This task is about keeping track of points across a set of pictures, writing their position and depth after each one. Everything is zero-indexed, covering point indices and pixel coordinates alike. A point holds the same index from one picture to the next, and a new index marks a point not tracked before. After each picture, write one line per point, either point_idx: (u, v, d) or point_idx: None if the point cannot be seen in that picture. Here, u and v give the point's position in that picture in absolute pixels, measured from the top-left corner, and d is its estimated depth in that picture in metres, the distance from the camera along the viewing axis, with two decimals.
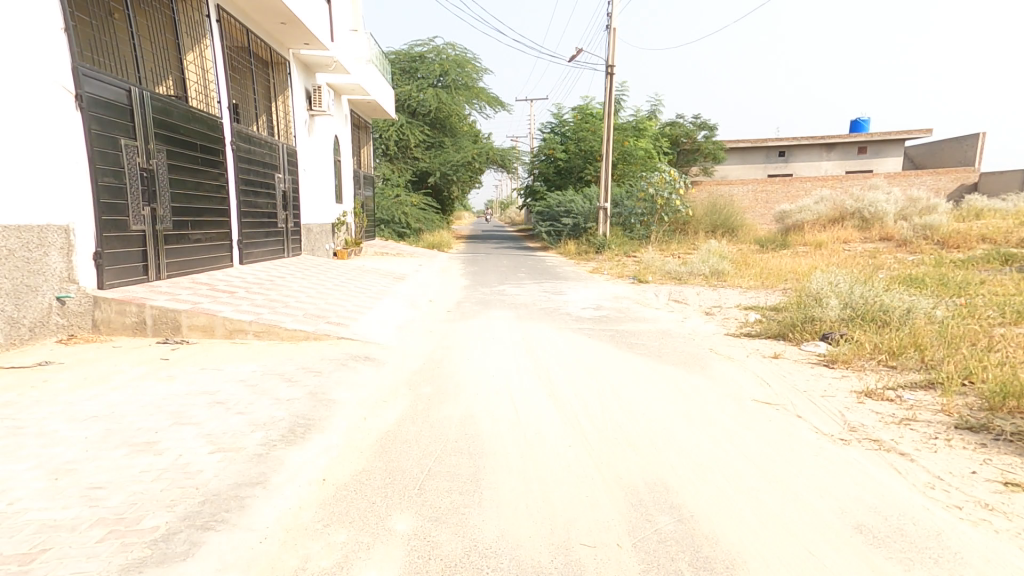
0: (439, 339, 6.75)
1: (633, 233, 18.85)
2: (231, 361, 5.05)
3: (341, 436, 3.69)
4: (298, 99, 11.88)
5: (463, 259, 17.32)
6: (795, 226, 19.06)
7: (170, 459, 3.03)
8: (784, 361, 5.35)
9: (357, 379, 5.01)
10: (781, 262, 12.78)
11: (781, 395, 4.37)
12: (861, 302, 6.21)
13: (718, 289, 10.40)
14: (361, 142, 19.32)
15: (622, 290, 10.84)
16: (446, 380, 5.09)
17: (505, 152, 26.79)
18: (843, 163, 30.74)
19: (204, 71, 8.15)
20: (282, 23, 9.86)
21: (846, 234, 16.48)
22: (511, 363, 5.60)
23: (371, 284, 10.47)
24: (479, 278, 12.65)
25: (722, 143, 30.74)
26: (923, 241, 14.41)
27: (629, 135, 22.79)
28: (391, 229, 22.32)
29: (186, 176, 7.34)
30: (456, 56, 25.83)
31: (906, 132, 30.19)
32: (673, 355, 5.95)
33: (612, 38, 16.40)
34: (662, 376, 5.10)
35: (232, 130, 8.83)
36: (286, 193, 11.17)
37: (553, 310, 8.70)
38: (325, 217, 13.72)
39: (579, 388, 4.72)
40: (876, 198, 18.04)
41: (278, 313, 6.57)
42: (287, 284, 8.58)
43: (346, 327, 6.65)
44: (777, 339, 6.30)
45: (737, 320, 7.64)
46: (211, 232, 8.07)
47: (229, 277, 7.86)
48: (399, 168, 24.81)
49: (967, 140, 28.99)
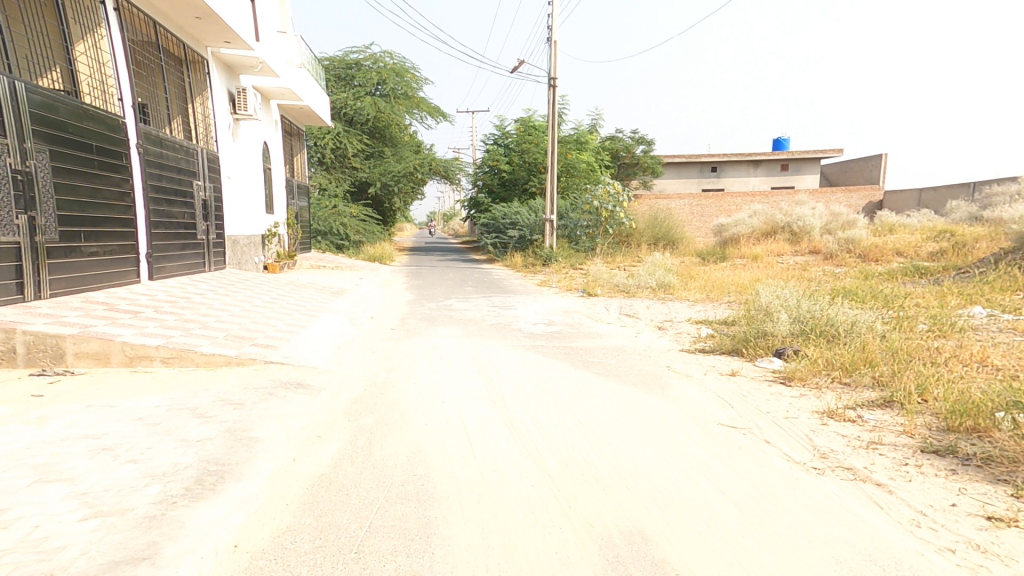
0: (383, 360, 6.18)
1: (578, 245, 18.94)
2: (127, 394, 4.28)
3: (263, 484, 3.07)
4: (219, 101, 10.97)
5: (408, 271, 16.67)
6: (732, 238, 19.76)
7: (22, 533, 2.36)
8: (742, 380, 5.24)
9: (286, 410, 4.37)
10: (723, 274, 13.09)
11: (746, 418, 4.20)
12: (809, 317, 6.26)
13: (666, 301, 10.42)
14: (294, 149, 18.28)
15: (572, 304, 10.65)
16: (391, 408, 4.58)
17: (448, 163, 26.19)
18: (770, 180, 32.56)
19: (101, 65, 7.27)
20: (197, 18, 9.03)
21: (779, 248, 17.25)
22: (462, 387, 5.17)
23: (306, 300, 9.70)
24: (425, 292, 12.10)
25: (659, 159, 31.77)
26: (847, 254, 15.26)
27: (571, 148, 23.01)
28: (328, 240, 21.26)
29: (79, 181, 6.46)
30: (394, 64, 25.22)
31: (823, 152, 32.42)
32: (631, 374, 5.73)
33: (553, 51, 16.43)
34: (623, 397, 4.86)
35: (140, 131, 7.93)
36: (207, 202, 10.21)
37: (504, 326, 8.32)
38: (255, 228, 12.72)
39: (538, 414, 4.38)
40: (803, 213, 19.09)
41: (192, 335, 5.78)
42: (208, 301, 7.72)
43: (275, 349, 5.96)
44: (731, 355, 6.22)
45: (690, 335, 7.56)
46: (111, 244, 7.13)
47: (136, 296, 6.94)
48: (336, 178, 23.80)
49: (872, 161, 31.43)
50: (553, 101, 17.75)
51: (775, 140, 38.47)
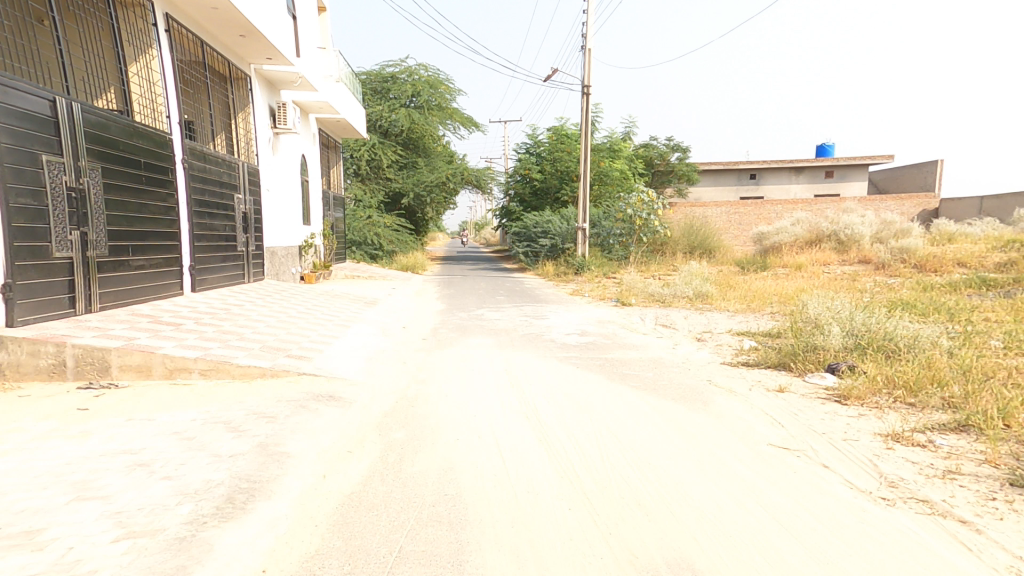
0: (414, 372, 6.11)
1: (611, 254, 18.64)
2: (165, 407, 4.32)
3: (292, 503, 2.99)
4: (260, 116, 11.26)
5: (440, 281, 16.73)
6: (773, 247, 19.16)
7: (55, 555, 2.33)
8: (791, 397, 4.94)
9: (317, 424, 4.33)
10: (765, 284, 12.59)
11: (799, 438, 3.93)
12: (864, 331, 5.90)
13: (705, 312, 10.07)
14: (331, 161, 18.68)
15: (606, 313, 10.41)
16: (421, 423, 4.48)
17: (480, 173, 26.41)
18: (812, 186, 31.45)
19: (151, 84, 7.50)
20: (240, 35, 9.28)
21: (825, 257, 16.55)
22: (494, 400, 5.03)
23: (340, 310, 9.78)
24: (456, 302, 12.07)
25: (695, 166, 31.15)
26: (901, 264, 14.51)
27: (604, 156, 22.75)
28: (363, 250, 21.64)
29: (128, 197, 6.66)
30: (428, 76, 25.56)
31: (871, 157, 31.12)
32: (670, 388, 5.48)
33: (587, 59, 16.28)
34: (662, 413, 4.63)
35: (185, 146, 8.17)
36: (247, 214, 10.46)
37: (536, 337, 8.16)
38: (292, 239, 12.99)
39: (573, 430, 4.20)
40: (851, 220, 18.30)
41: (229, 346, 5.85)
42: (245, 312, 7.85)
43: (308, 361, 5.97)
44: (778, 370, 5.89)
45: (732, 347, 7.23)
46: (156, 257, 7.32)
47: (178, 307, 7.10)
48: (371, 189, 24.21)
49: (927, 166, 29.96)
50: (587, 110, 17.60)
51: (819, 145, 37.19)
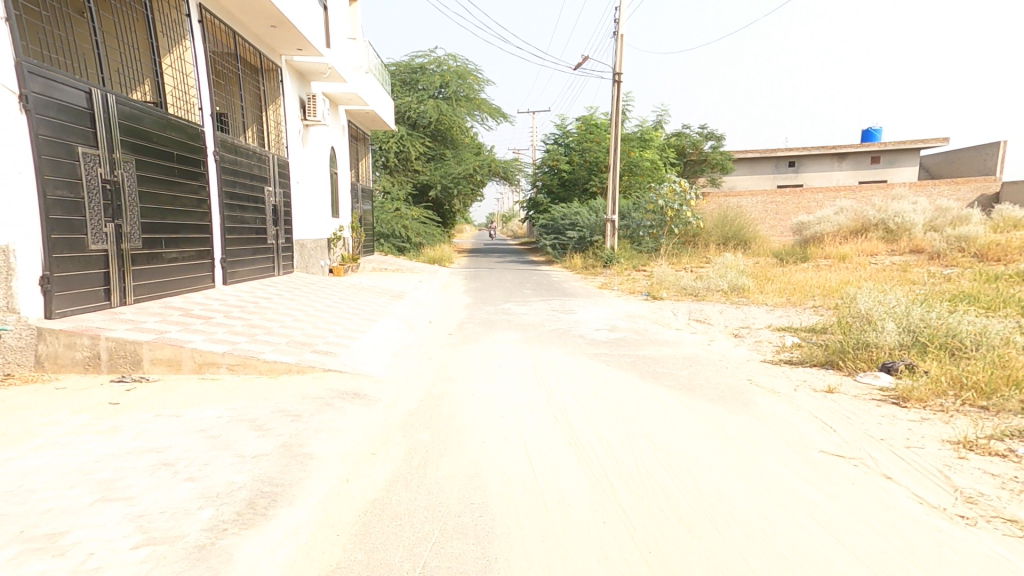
0: (440, 369, 6.00)
1: (641, 246, 18.24)
2: (193, 403, 4.30)
3: (314, 510, 2.90)
4: (291, 108, 11.30)
5: (467, 274, 16.66)
6: (815, 237, 18.40)
7: (76, 561, 2.28)
8: (842, 399, 4.62)
9: (341, 423, 4.25)
10: (806, 276, 12.06)
11: (855, 445, 3.65)
12: (923, 327, 5.52)
13: (741, 306, 9.67)
14: (360, 153, 18.73)
15: (636, 308, 10.13)
16: (446, 424, 4.36)
17: (508, 164, 26.18)
18: (856, 173, 30.10)
19: (184, 76, 7.54)
20: (272, 26, 9.27)
21: (872, 247, 15.77)
22: (522, 400, 4.88)
23: (367, 303, 9.77)
24: (484, 295, 11.95)
25: (730, 154, 30.21)
26: (959, 253, 13.70)
27: (635, 146, 22.22)
28: (391, 243, 21.75)
29: (160, 189, 6.70)
30: (457, 67, 25.39)
31: (921, 141, 29.56)
32: (707, 387, 5.23)
33: (620, 45, 15.83)
34: (700, 416, 4.39)
35: (217, 139, 8.21)
36: (277, 207, 10.52)
37: (564, 332, 7.96)
38: (321, 232, 13.07)
39: (606, 434, 4.03)
40: (901, 208, 17.39)
41: (257, 341, 5.84)
42: (275, 305, 7.88)
43: (335, 357, 5.93)
44: (825, 369, 5.56)
45: (773, 344, 6.88)
46: (189, 250, 7.39)
47: (209, 301, 7.17)
48: (399, 181, 24.28)
49: (987, 149, 28.27)
50: (619, 97, 17.15)
51: (863, 130, 35.53)
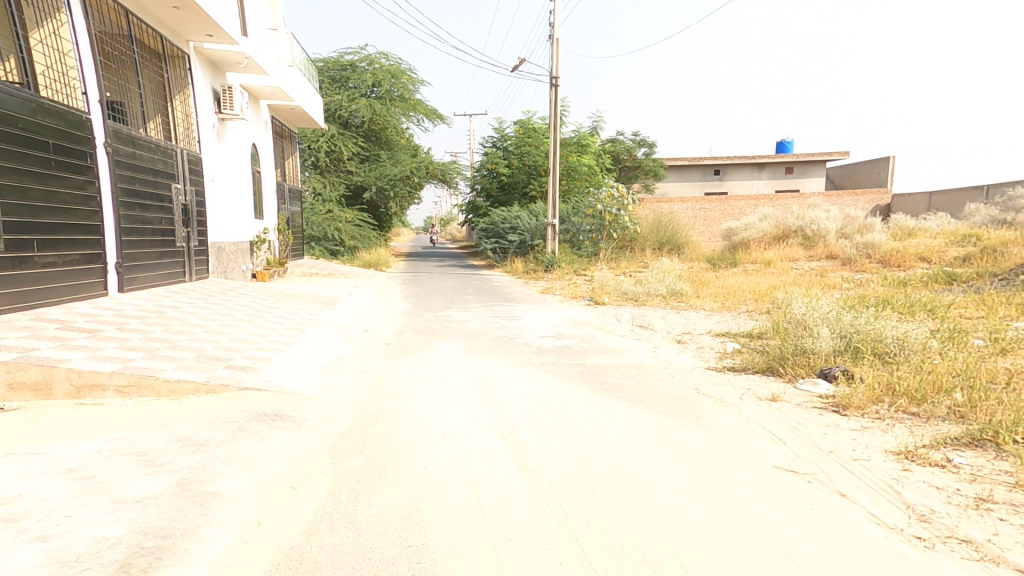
0: (375, 383, 5.48)
1: (581, 250, 18.38)
2: (66, 436, 3.57)
3: (210, 569, 2.37)
4: (201, 98, 10.29)
5: (404, 278, 15.99)
6: (742, 243, 19.23)
7: None
8: (786, 407, 4.57)
9: (256, 451, 3.67)
10: (736, 281, 12.45)
11: (806, 459, 3.54)
12: (855, 333, 5.61)
13: (681, 311, 9.75)
14: (286, 152, 17.58)
15: (580, 313, 9.99)
16: (382, 448, 3.90)
17: (446, 166, 25.60)
18: (773, 183, 31.96)
19: (62, 55, 6.59)
20: (174, 7, 8.38)
21: (793, 253, 16.66)
22: (466, 419, 4.50)
23: (294, 311, 8.98)
24: (423, 300, 11.42)
25: (662, 162, 31.29)
26: (866, 260, 14.69)
27: (572, 150, 22.39)
28: (323, 246, 20.63)
29: (31, 183, 5.78)
30: (390, 65, 24.51)
31: (829, 155, 31.92)
32: (656, 399, 5.06)
33: (555, 49, 15.84)
34: (653, 432, 4.20)
35: (108, 129, 7.24)
36: (187, 207, 9.49)
37: (508, 340, 7.63)
38: (242, 234, 12.02)
39: (558, 459, 3.73)
40: (816, 216, 18.50)
41: (156, 357, 5.08)
42: (183, 315, 7.02)
43: (252, 372, 5.27)
44: (766, 375, 5.56)
45: (715, 350, 6.88)
46: (72, 254, 6.41)
47: (99, 311, 6.24)
48: (331, 182, 23.13)
49: (880, 164, 31.02)
50: (555, 102, 17.15)
51: (779, 143, 37.95)
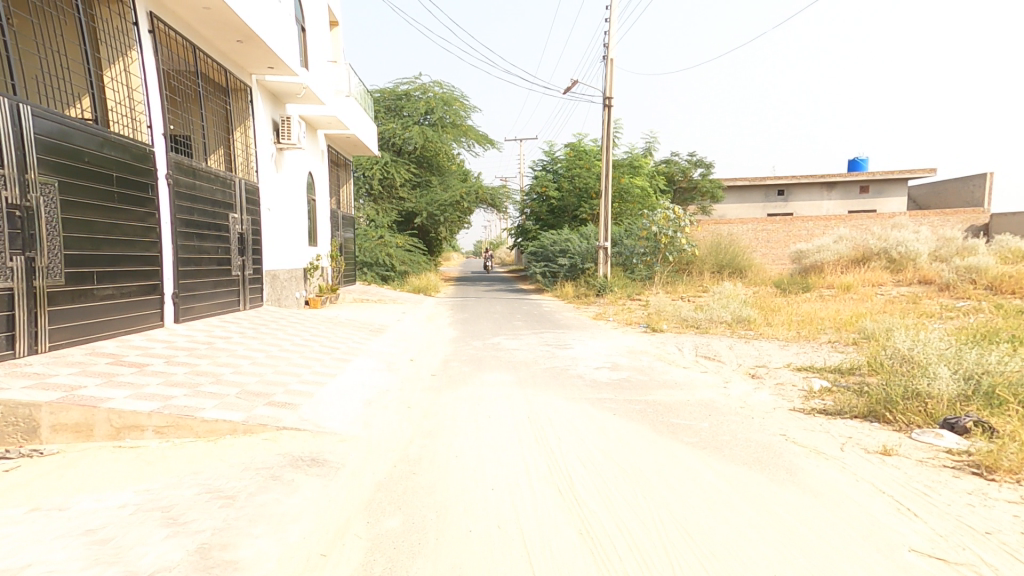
0: (420, 422, 5.10)
1: (634, 274, 17.60)
2: (93, 488, 3.34)
3: None
4: (261, 128, 10.53)
5: (453, 303, 15.81)
6: (815, 266, 17.89)
7: None
8: (905, 465, 3.84)
9: (286, 507, 3.32)
10: (812, 307, 11.41)
11: (953, 542, 2.83)
12: (988, 377, 4.82)
13: (752, 341, 8.90)
14: (341, 180, 17.97)
15: (637, 341, 9.31)
16: (423, 503, 3.47)
17: (495, 191, 25.59)
18: (844, 203, 29.99)
19: (130, 91, 6.74)
20: (238, 41, 8.60)
21: (876, 278, 15.29)
22: (517, 467, 4.01)
23: (342, 340, 8.83)
24: (471, 327, 11.08)
25: (719, 182, 30.39)
26: (969, 286, 13.20)
27: (625, 171, 21.84)
28: (374, 271, 20.94)
29: (94, 216, 5.84)
30: (443, 93, 24.93)
31: (908, 172, 29.74)
32: (735, 445, 4.39)
33: (611, 69, 15.49)
34: (737, 489, 3.57)
35: (171, 160, 7.37)
36: (243, 236, 9.62)
37: (562, 372, 7.10)
38: (295, 262, 12.16)
39: (628, 524, 3.16)
40: (903, 237, 16.95)
41: (199, 394, 4.89)
42: (233, 346, 6.93)
43: (293, 410, 5.00)
44: (869, 422, 4.81)
45: (797, 388, 6.06)
46: (129, 285, 6.45)
47: (152, 343, 6.21)
48: (383, 208, 23.54)
49: (975, 181, 28.53)
50: (609, 122, 16.77)
51: (850, 160, 35.80)
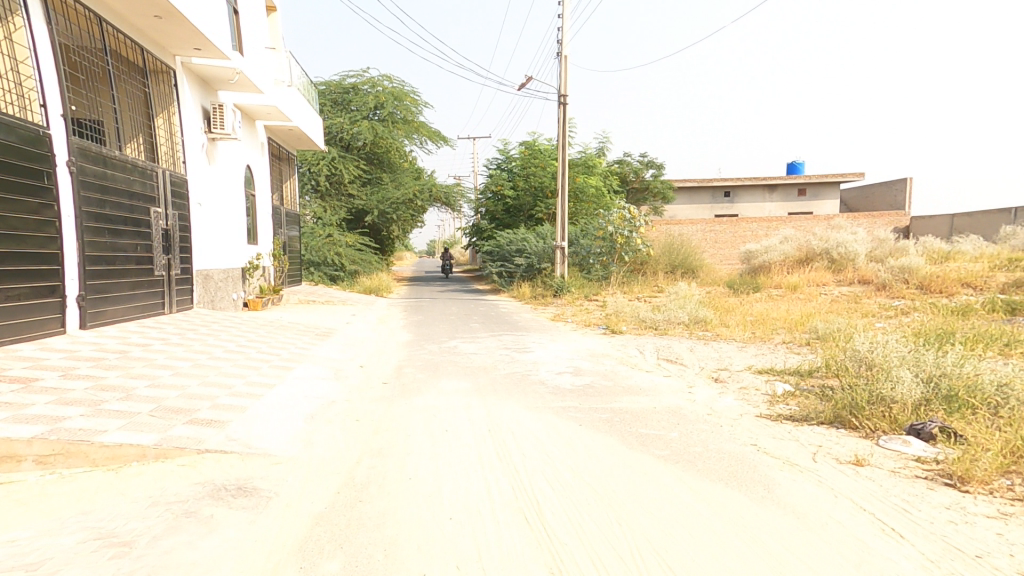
0: (368, 438, 4.58)
1: (590, 274, 17.51)
2: None
3: None
4: (189, 115, 9.61)
5: (406, 305, 15.15)
6: (763, 267, 18.31)
7: None
8: (879, 477, 3.68)
9: (198, 553, 2.74)
10: (764, 307, 11.53)
11: (946, 569, 2.63)
12: (951, 381, 4.76)
13: (710, 343, 8.82)
14: (284, 175, 16.95)
15: (597, 343, 9.05)
16: (369, 539, 2.98)
17: (449, 189, 24.96)
18: (785, 205, 31.21)
19: (17, 62, 5.83)
20: (156, 17, 7.74)
21: (819, 278, 15.80)
22: (477, 491, 3.58)
23: (283, 345, 8.10)
24: (424, 330, 10.54)
25: (670, 184, 30.98)
26: (904, 285, 13.79)
27: (579, 171, 21.78)
28: (322, 271, 19.97)
29: None
30: (392, 88, 24.09)
31: (841, 176, 31.30)
32: (709, 459, 4.13)
33: (563, 66, 15.30)
34: (717, 512, 3.28)
35: (73, 146, 6.48)
36: (168, 233, 8.70)
37: (521, 377, 6.71)
38: (232, 261, 11.24)
39: (603, 559, 2.80)
40: (842, 238, 17.60)
41: (101, 413, 4.21)
42: (150, 354, 6.14)
43: (219, 428, 4.38)
44: (836, 429, 4.68)
45: (761, 393, 5.91)
46: (20, 288, 5.59)
47: (48, 355, 5.39)
48: (332, 206, 22.50)
49: (897, 185, 30.40)
50: (564, 120, 16.57)
51: (789, 164, 37.32)
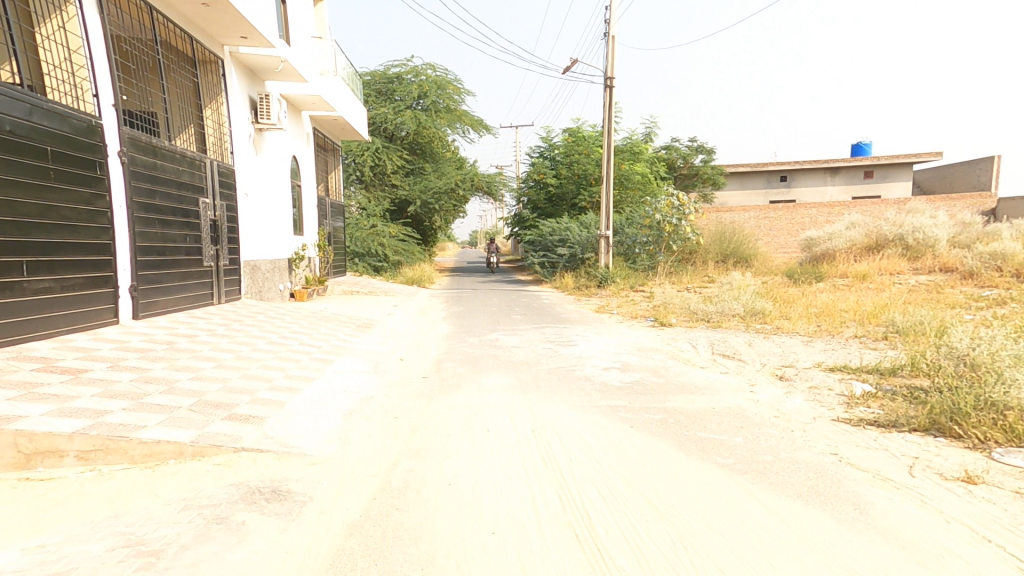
0: (407, 438, 4.35)
1: (636, 263, 16.87)
2: None
3: None
4: (237, 105, 9.67)
5: (448, 295, 15.02)
6: (826, 255, 17.15)
7: None
8: (999, 499, 3.12)
9: (225, 567, 2.55)
10: (831, 299, 10.69)
11: None
12: None
13: (772, 337, 8.18)
14: (329, 166, 17.13)
15: (646, 337, 8.57)
16: (407, 554, 2.72)
17: (491, 179, 24.71)
18: (848, 189, 29.27)
19: (70, 52, 5.88)
20: (203, 4, 7.73)
21: (891, 266, 14.61)
22: (523, 502, 3.26)
23: (326, 337, 8.04)
24: (467, 321, 10.32)
25: (721, 169, 29.72)
26: (995, 273, 12.50)
27: (625, 158, 21.04)
28: (366, 262, 20.18)
29: (20, 195, 5.02)
30: (435, 76, 23.95)
31: (914, 157, 29.03)
32: (783, 470, 3.66)
33: (612, 46, 14.67)
34: (801, 536, 2.84)
35: (124, 137, 6.54)
36: (216, 223, 8.79)
37: (568, 373, 6.34)
38: (279, 252, 11.36)
39: None
40: (919, 223, 16.20)
41: (142, 407, 4.15)
42: (195, 345, 6.14)
43: (257, 425, 4.24)
44: (933, 438, 4.10)
45: (836, 393, 5.33)
46: (73, 278, 5.66)
47: (98, 345, 5.43)
48: (375, 197, 22.64)
49: (979, 166, 27.99)
50: (610, 104, 15.95)
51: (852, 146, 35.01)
